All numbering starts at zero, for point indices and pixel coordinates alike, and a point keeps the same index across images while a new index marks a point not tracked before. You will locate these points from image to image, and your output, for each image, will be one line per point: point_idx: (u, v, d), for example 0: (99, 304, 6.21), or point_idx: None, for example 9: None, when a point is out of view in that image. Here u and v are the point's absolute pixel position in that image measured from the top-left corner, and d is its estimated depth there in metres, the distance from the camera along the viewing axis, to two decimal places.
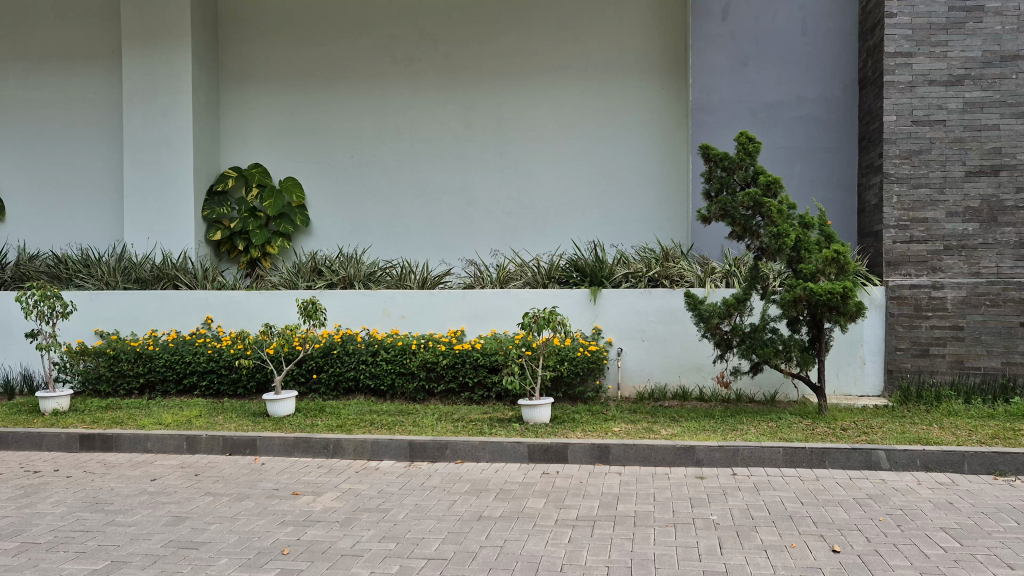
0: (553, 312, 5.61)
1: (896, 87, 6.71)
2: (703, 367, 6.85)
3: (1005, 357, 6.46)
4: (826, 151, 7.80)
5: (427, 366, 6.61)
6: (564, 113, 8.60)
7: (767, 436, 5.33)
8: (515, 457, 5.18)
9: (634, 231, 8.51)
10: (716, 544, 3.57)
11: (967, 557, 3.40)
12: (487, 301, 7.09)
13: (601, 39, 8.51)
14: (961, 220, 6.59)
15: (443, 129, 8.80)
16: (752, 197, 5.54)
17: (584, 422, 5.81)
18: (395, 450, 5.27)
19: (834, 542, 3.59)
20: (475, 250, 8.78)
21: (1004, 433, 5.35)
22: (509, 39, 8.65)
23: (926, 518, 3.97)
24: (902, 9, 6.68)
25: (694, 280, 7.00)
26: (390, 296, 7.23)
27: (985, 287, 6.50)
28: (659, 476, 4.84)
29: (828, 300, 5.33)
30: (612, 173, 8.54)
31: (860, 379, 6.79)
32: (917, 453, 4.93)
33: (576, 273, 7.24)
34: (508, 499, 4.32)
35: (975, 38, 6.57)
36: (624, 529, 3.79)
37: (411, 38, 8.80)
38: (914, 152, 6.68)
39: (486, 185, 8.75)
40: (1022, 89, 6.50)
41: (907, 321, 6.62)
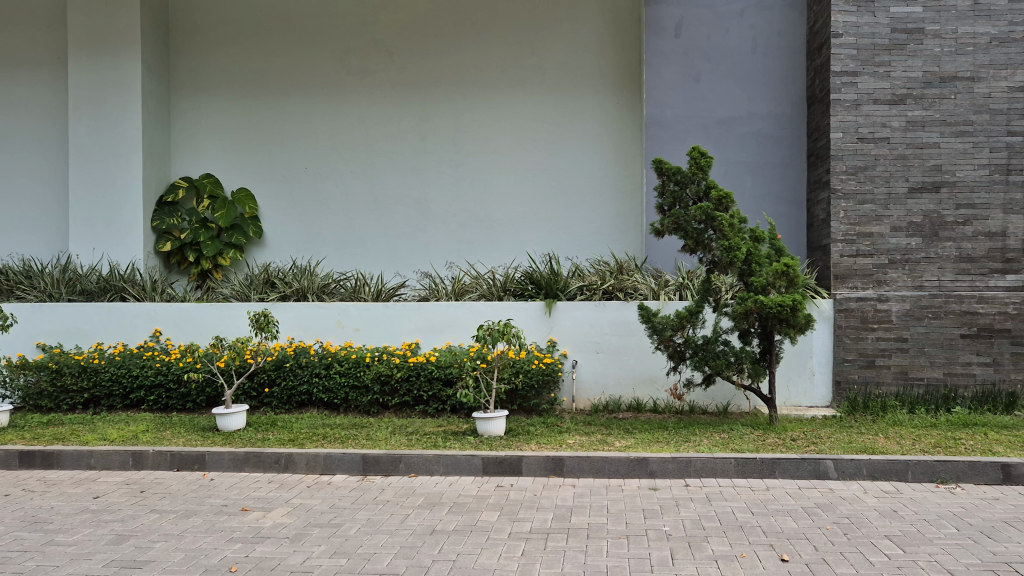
0: (507, 325, 5.62)
1: (842, 105, 6.88)
2: (657, 379, 6.93)
3: (947, 368, 6.66)
4: (775, 167, 7.97)
5: (382, 379, 6.59)
6: (521, 126, 8.65)
7: (719, 447, 5.40)
8: (469, 470, 5.17)
9: (589, 244, 8.59)
10: (668, 555, 3.60)
11: (910, 564, 3.48)
12: (442, 313, 7.09)
13: (557, 53, 8.59)
14: (904, 235, 6.78)
15: (399, 140, 8.78)
16: (705, 210, 5.60)
17: (538, 434, 5.83)
18: (349, 464, 5.22)
19: (783, 551, 3.65)
20: (431, 262, 8.75)
21: (946, 441, 5.50)
22: (465, 52, 8.68)
23: (872, 526, 4.05)
24: (847, 30, 6.85)
25: (648, 292, 7.07)
26: (345, 308, 7.17)
27: (928, 300, 6.69)
28: (612, 488, 4.86)
29: (778, 312, 5.43)
30: (567, 186, 8.61)
31: (810, 391, 6.89)
32: (863, 463, 5.03)
33: (531, 286, 7.27)
34: (462, 512, 4.31)
35: (917, 59, 6.77)
36: (577, 542, 3.80)
37: (367, 50, 8.77)
38: (860, 168, 6.85)
39: (442, 197, 8.74)
40: (960, 109, 6.73)
41: (854, 332, 6.77)
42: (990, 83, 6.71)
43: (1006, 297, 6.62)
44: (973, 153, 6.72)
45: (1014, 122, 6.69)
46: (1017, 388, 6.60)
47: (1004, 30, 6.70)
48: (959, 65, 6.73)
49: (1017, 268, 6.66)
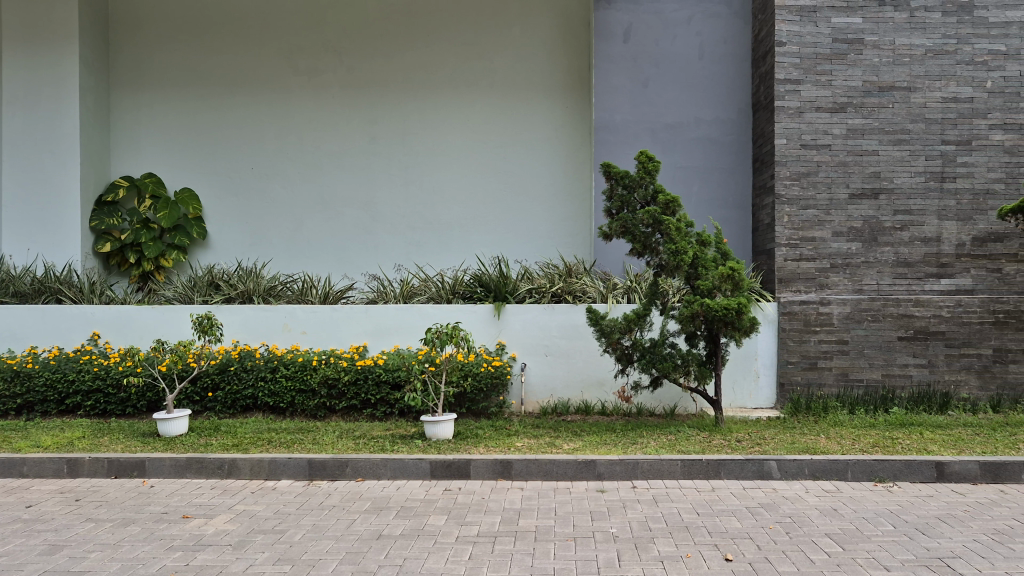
0: (456, 328, 5.60)
1: (786, 112, 7.01)
2: (605, 381, 6.99)
3: (885, 369, 6.84)
4: (721, 172, 8.10)
5: (329, 383, 6.51)
6: (470, 128, 8.64)
7: (666, 448, 5.46)
8: (417, 473, 5.14)
9: (538, 247, 8.63)
10: (615, 557, 3.63)
11: (848, 561, 3.56)
12: (390, 316, 7.03)
13: (506, 57, 8.60)
14: (845, 240, 6.95)
15: (348, 142, 8.69)
16: (652, 214, 5.64)
17: (486, 438, 5.81)
18: (294, 468, 5.14)
19: (727, 551, 3.71)
20: (379, 264, 8.68)
21: (884, 441, 5.64)
22: (414, 54, 8.63)
23: (813, 525, 4.13)
24: (790, 39, 6.98)
25: (596, 296, 7.14)
26: (291, 311, 7.07)
27: (868, 303, 6.87)
28: (560, 490, 4.88)
29: (724, 315, 5.51)
30: (516, 189, 8.63)
31: (755, 392, 6.97)
32: (805, 463, 5.14)
33: (480, 288, 7.26)
34: (409, 516, 4.28)
35: (857, 69, 6.94)
36: (524, 545, 3.80)
37: (315, 50, 8.67)
38: (803, 173, 6.99)
39: (391, 199, 8.68)
40: (898, 117, 6.93)
41: (798, 335, 6.90)
42: (925, 93, 6.92)
43: (940, 300, 6.84)
44: (910, 161, 6.93)
45: (948, 131, 6.92)
46: (950, 388, 6.82)
47: (939, 42, 6.91)
48: (896, 75, 6.93)
49: (951, 272, 6.89)
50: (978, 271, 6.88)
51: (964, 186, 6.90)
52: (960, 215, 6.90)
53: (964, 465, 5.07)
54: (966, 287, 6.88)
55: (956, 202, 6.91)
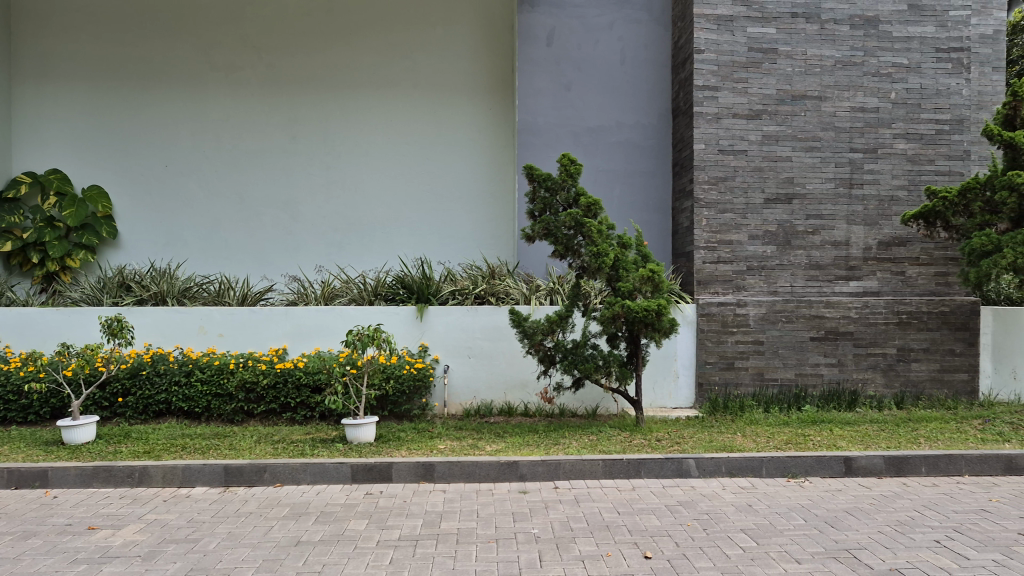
0: (377, 330, 5.55)
1: (704, 118, 7.15)
2: (528, 383, 7.04)
3: (798, 369, 7.09)
4: (643, 175, 8.27)
5: (247, 387, 6.36)
6: (393, 128, 8.56)
7: (587, 449, 5.52)
8: (337, 477, 5.06)
9: (460, 248, 8.63)
10: (536, 557, 3.65)
11: (762, 555, 3.66)
12: (311, 317, 6.91)
13: (430, 57, 8.56)
14: (761, 243, 7.16)
15: (267, 140, 8.50)
16: (574, 216, 5.68)
17: (409, 440, 5.77)
18: (209, 475, 4.99)
19: (646, 549, 3.76)
20: (300, 266, 8.51)
21: (796, 438, 5.83)
22: (337, 52, 8.50)
23: (729, 521, 4.24)
24: (708, 46, 7.12)
25: (519, 297, 7.16)
26: (207, 312, 6.86)
27: (782, 305, 7.09)
28: (482, 492, 4.87)
29: (644, 317, 5.60)
30: (439, 191, 8.62)
31: (674, 392, 7.09)
32: (721, 460, 5.26)
33: (402, 290, 7.22)
34: (328, 522, 4.21)
35: (771, 77, 7.15)
36: (446, 547, 3.78)
37: (233, 45, 8.45)
38: (720, 178, 7.16)
39: (312, 200, 8.53)
40: (810, 125, 7.18)
41: (716, 336, 7.06)
42: (835, 102, 7.19)
43: (849, 302, 7.12)
44: (821, 167, 7.19)
45: (856, 139, 7.20)
46: (859, 386, 7.11)
47: (847, 53, 7.19)
48: (808, 85, 7.17)
49: (859, 275, 7.20)
50: (883, 274, 7.21)
51: (870, 192, 7.21)
52: (868, 221, 7.20)
53: (870, 459, 5.29)
54: (872, 289, 7.21)
55: (863, 208, 7.20)
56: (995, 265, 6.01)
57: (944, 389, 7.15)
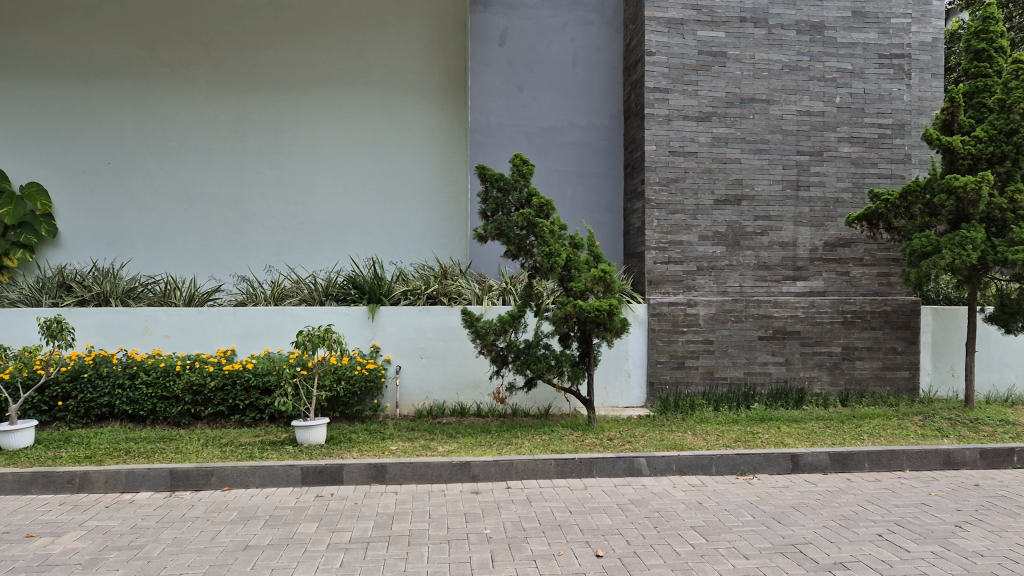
0: (328, 331, 5.49)
1: (655, 119, 7.21)
2: (480, 383, 7.04)
3: (747, 368, 7.21)
4: (595, 176, 8.33)
5: (194, 389, 6.23)
6: (345, 127, 8.48)
7: (539, 448, 5.53)
8: (287, 480, 4.99)
9: (413, 248, 8.59)
10: (488, 558, 3.64)
11: (711, 551, 3.71)
12: (260, 318, 6.81)
13: (382, 56, 8.50)
14: (710, 244, 7.26)
15: (214, 137, 8.34)
16: (526, 216, 5.70)
17: (360, 441, 5.72)
18: (154, 480, 4.88)
19: (598, 547, 3.79)
20: (248, 266, 8.37)
21: (745, 436, 5.92)
22: (287, 50, 8.39)
23: (679, 518, 4.29)
24: (659, 48, 7.19)
25: (471, 297, 7.15)
26: (153, 313, 6.71)
27: (731, 305, 7.21)
28: (435, 493, 4.85)
29: (596, 316, 5.63)
30: (392, 191, 8.57)
31: (626, 392, 7.15)
32: (672, 459, 5.32)
33: (354, 290, 7.16)
34: (277, 525, 4.14)
35: (720, 80, 7.25)
36: (397, 549, 3.76)
37: (179, 40, 8.28)
38: (671, 179, 7.23)
39: (261, 199, 8.39)
40: (758, 128, 7.30)
41: (666, 335, 7.14)
42: (782, 106, 7.32)
43: (796, 302, 7.26)
44: (769, 169, 7.31)
45: (803, 142, 7.34)
46: (805, 384, 7.26)
47: (794, 58, 7.33)
48: (756, 88, 7.29)
49: (805, 275, 7.34)
50: (829, 274, 7.36)
51: (816, 194, 7.35)
52: (814, 222, 7.35)
53: (816, 456, 5.40)
54: (818, 289, 7.36)
55: (810, 210, 7.35)
56: (934, 266, 6.19)
57: (887, 386, 7.34)
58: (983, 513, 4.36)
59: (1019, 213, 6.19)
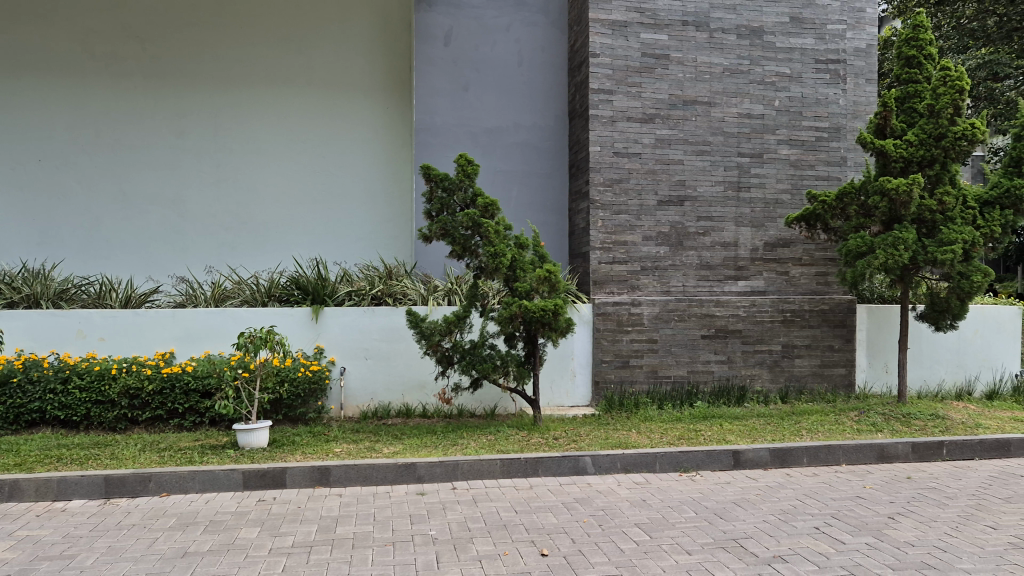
0: (270, 332, 5.41)
1: (600, 121, 7.26)
2: (426, 384, 7.01)
3: (690, 366, 7.32)
4: (539, 177, 8.36)
5: (131, 393, 6.07)
6: (287, 126, 8.36)
7: (485, 449, 5.53)
8: (228, 485, 4.89)
9: (357, 249, 8.52)
10: (434, 559, 3.62)
11: (655, 548, 3.75)
12: (199, 320, 6.67)
13: (326, 54, 8.41)
14: (654, 244, 7.34)
15: (152, 135, 8.13)
16: (472, 216, 5.70)
17: (304, 444, 5.64)
18: (88, 487, 4.73)
19: (543, 546, 3.80)
20: (188, 266, 8.20)
21: (688, 433, 6.01)
22: (228, 46, 8.23)
23: (624, 516, 4.33)
24: (603, 50, 7.24)
25: (417, 298, 7.12)
26: (86, 315, 6.51)
27: (674, 304, 7.30)
28: (379, 495, 4.82)
29: (541, 316, 5.67)
30: (336, 191, 8.48)
31: (571, 391, 7.20)
32: (617, 457, 5.37)
33: (297, 291, 7.06)
34: (218, 531, 4.06)
35: (663, 83, 7.35)
36: (342, 552, 3.71)
37: (114, 35, 8.05)
38: (615, 180, 7.28)
39: (200, 198, 8.22)
40: (700, 130, 7.41)
41: (611, 335, 7.20)
42: (723, 108, 7.45)
43: (737, 301, 7.40)
44: (711, 170, 7.43)
45: (743, 144, 7.48)
46: (747, 382, 7.41)
47: (734, 62, 7.47)
48: (698, 91, 7.40)
49: (746, 275, 7.48)
50: (769, 274, 7.52)
51: (756, 195, 7.50)
52: (754, 222, 7.49)
53: (757, 452, 5.50)
54: (758, 289, 7.50)
55: (750, 210, 7.49)
56: (869, 265, 6.38)
57: (825, 383, 7.53)
58: (915, 505, 4.50)
59: (948, 214, 6.42)
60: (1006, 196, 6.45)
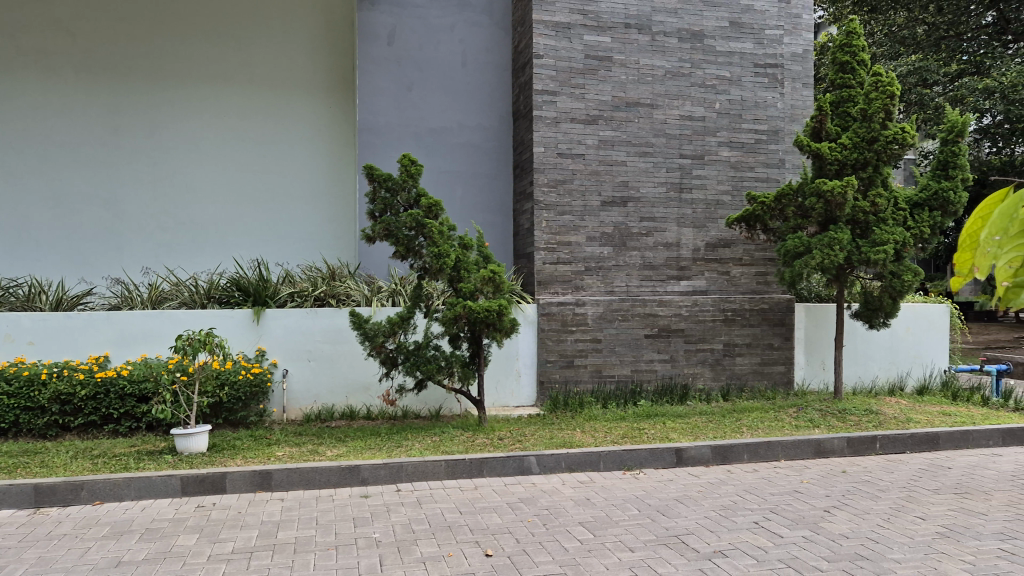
0: (209, 335, 5.31)
1: (544, 121, 7.28)
2: (370, 386, 6.94)
3: (633, 365, 7.40)
4: (484, 177, 8.38)
5: (62, 399, 5.89)
6: (226, 124, 8.20)
7: (430, 450, 5.51)
8: (165, 491, 4.78)
9: (299, 250, 8.43)
10: (377, 562, 3.59)
11: (598, 546, 3.78)
12: (135, 323, 6.50)
13: (266, 52, 8.30)
14: (598, 244, 7.40)
15: (85, 132, 7.89)
16: (415, 217, 5.70)
17: (245, 448, 5.54)
18: (16, 497, 4.56)
19: (487, 546, 3.80)
20: (123, 267, 7.98)
21: (632, 432, 6.07)
22: (165, 42, 8.04)
23: (568, 515, 4.35)
24: (547, 52, 7.27)
25: (360, 298, 7.05)
26: (15, 319, 6.29)
27: (618, 304, 7.38)
28: (323, 498, 4.76)
29: (486, 317, 5.68)
30: (277, 190, 8.36)
31: (516, 391, 7.21)
32: (561, 456, 5.40)
33: (238, 293, 6.93)
34: (153, 539, 3.96)
35: (606, 84, 7.42)
36: (283, 558, 3.66)
37: (44, 29, 7.78)
38: (559, 181, 7.31)
39: (136, 198, 8.00)
40: (642, 132, 7.50)
41: (556, 335, 7.24)
42: (665, 110, 7.55)
43: (680, 301, 7.51)
44: (653, 172, 7.52)
45: (685, 146, 7.59)
46: (689, 380, 7.52)
47: (676, 64, 7.58)
48: (641, 92, 7.49)
49: (688, 275, 7.59)
50: (710, 274, 7.64)
51: (698, 196, 7.62)
52: (696, 223, 7.61)
53: (699, 449, 5.59)
54: (700, 288, 7.62)
55: (692, 211, 7.60)
56: (806, 265, 6.54)
57: (764, 380, 7.70)
58: (849, 498, 4.63)
59: (881, 216, 6.62)
60: (934, 198, 6.64)
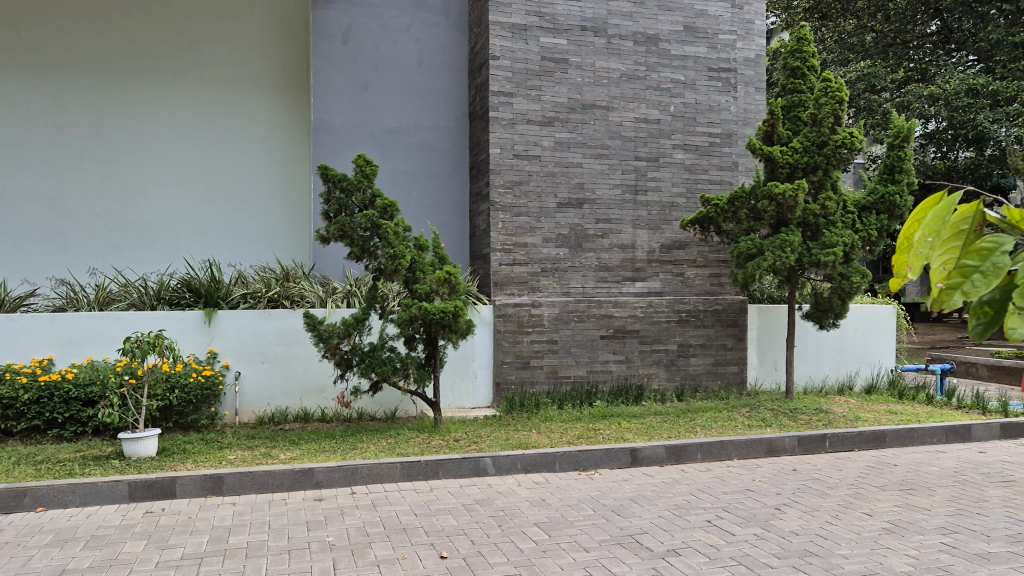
0: (159, 337, 5.20)
1: (500, 123, 7.27)
2: (324, 388, 6.87)
3: (589, 366, 7.45)
4: (440, 178, 8.37)
5: (4, 403, 5.72)
6: (177, 122, 8.05)
7: (385, 452, 5.47)
8: (112, 497, 4.67)
9: (252, 250, 8.33)
10: (331, 566, 3.55)
11: (553, 546, 3.79)
12: (81, 325, 6.34)
13: (219, 50, 8.18)
14: (554, 245, 7.43)
15: (29, 129, 7.65)
16: (370, 218, 5.65)
17: (195, 452, 5.44)
18: None
19: (442, 548, 3.78)
20: (69, 268, 7.76)
21: (587, 432, 6.10)
22: (113, 37, 7.85)
23: (523, 515, 4.36)
24: (503, 53, 7.26)
25: (315, 300, 6.99)
26: None
27: (574, 305, 7.41)
28: (275, 502, 4.70)
29: (442, 318, 5.68)
30: (230, 190, 8.26)
31: (472, 392, 7.21)
32: (517, 457, 5.40)
33: (189, 294, 6.81)
34: (99, 546, 3.87)
35: (562, 86, 7.45)
36: (233, 563, 3.60)
37: None
38: (515, 182, 7.32)
39: (83, 196, 7.80)
40: (598, 134, 7.54)
41: (512, 336, 7.24)
42: (621, 113, 7.61)
43: (635, 302, 7.57)
44: (609, 174, 7.58)
45: (640, 148, 7.66)
46: (644, 380, 7.59)
47: (631, 67, 7.64)
48: (596, 95, 7.54)
49: (643, 276, 7.66)
50: (665, 275, 7.72)
51: (653, 198, 7.69)
52: (651, 225, 7.68)
53: (654, 449, 5.64)
54: (655, 289, 7.70)
55: (647, 213, 7.67)
56: (758, 267, 6.62)
57: (718, 380, 7.80)
58: (799, 496, 4.71)
59: (830, 219, 6.77)
60: (881, 202, 6.79)
